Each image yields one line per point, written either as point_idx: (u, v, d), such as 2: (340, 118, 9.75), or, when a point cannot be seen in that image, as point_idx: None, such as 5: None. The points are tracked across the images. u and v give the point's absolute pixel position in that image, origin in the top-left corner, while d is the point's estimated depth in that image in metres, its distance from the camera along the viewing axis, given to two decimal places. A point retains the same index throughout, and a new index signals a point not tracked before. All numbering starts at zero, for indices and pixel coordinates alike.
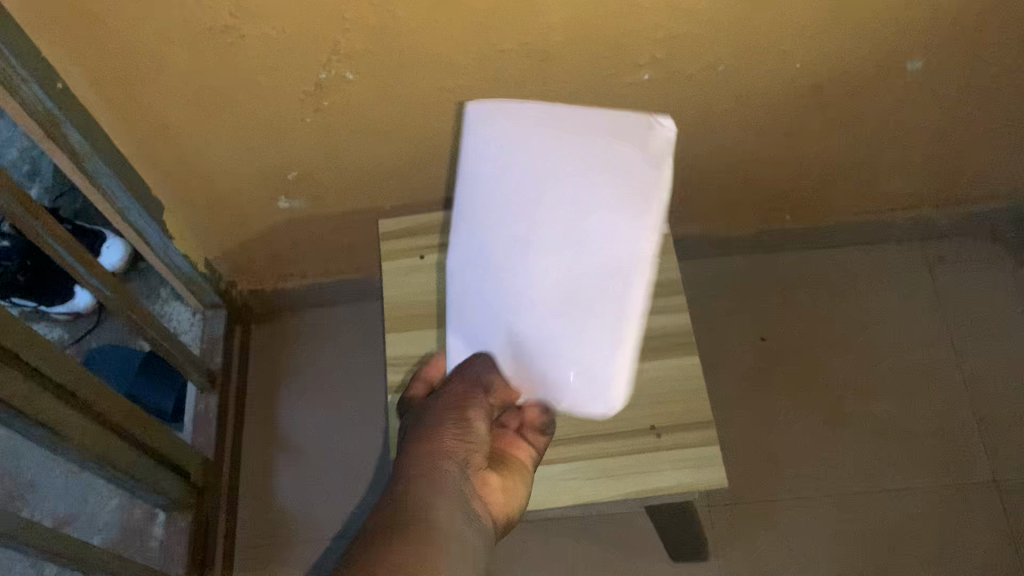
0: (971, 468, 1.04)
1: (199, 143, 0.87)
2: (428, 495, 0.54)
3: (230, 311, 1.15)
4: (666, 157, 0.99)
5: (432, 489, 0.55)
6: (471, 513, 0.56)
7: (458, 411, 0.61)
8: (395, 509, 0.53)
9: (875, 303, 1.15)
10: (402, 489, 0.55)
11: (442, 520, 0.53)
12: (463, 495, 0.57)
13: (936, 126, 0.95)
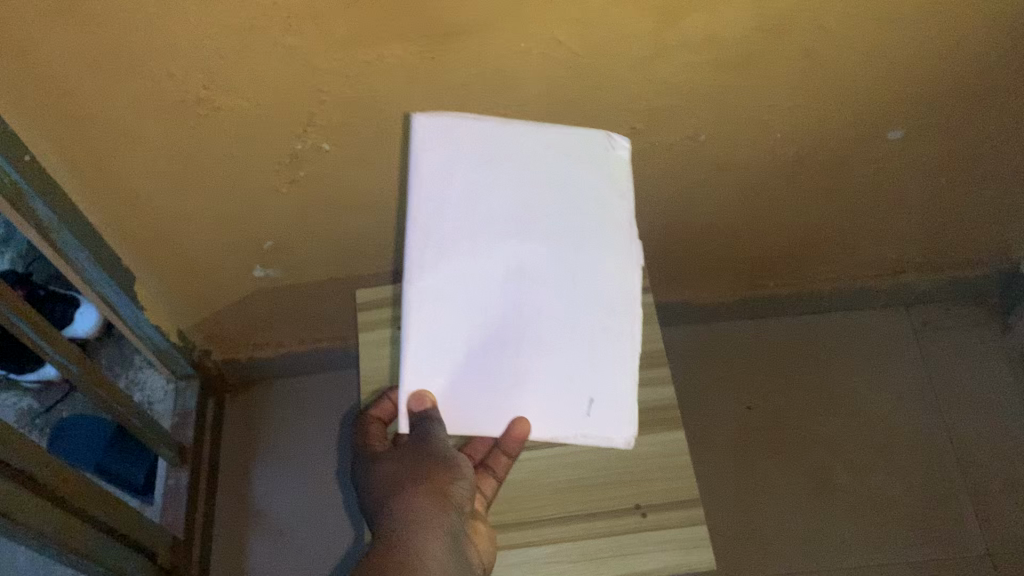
0: (965, 542, 1.01)
1: (170, 215, 0.85)
2: (417, 548, 0.58)
3: (204, 381, 1.12)
4: (647, 226, 0.97)
5: (424, 539, 0.58)
6: (460, 563, 0.59)
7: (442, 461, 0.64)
8: None
9: (862, 371, 1.13)
10: (389, 547, 0.58)
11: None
12: (456, 547, 0.59)
13: (919, 193, 0.95)
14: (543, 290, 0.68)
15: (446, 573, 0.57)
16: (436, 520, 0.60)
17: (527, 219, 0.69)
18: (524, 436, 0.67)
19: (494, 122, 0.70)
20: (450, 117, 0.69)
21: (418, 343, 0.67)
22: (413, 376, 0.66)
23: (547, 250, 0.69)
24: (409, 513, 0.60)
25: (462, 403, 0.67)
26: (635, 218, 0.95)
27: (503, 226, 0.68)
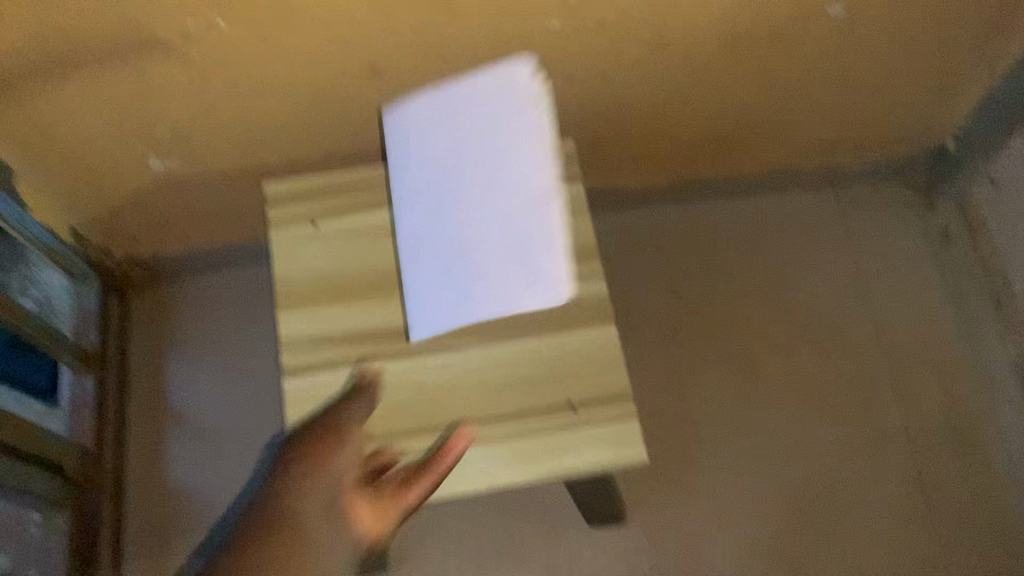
0: (882, 420, 1.04)
1: (48, 101, 0.76)
2: (285, 507, 0.58)
3: (104, 280, 1.05)
4: (577, 109, 0.92)
5: (296, 498, 0.59)
6: (344, 524, 0.58)
7: (325, 438, 0.62)
8: (249, 534, 0.56)
9: (789, 253, 1.12)
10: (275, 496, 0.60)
11: (296, 534, 0.56)
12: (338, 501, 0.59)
13: (854, 68, 0.92)
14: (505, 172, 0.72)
15: (324, 525, 0.57)
16: (319, 472, 0.60)
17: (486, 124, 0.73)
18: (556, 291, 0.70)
19: (465, 73, 0.74)
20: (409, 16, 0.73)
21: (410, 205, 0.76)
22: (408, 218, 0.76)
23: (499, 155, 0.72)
24: (285, 478, 0.60)
25: (463, 279, 0.72)
26: (564, 100, 0.90)
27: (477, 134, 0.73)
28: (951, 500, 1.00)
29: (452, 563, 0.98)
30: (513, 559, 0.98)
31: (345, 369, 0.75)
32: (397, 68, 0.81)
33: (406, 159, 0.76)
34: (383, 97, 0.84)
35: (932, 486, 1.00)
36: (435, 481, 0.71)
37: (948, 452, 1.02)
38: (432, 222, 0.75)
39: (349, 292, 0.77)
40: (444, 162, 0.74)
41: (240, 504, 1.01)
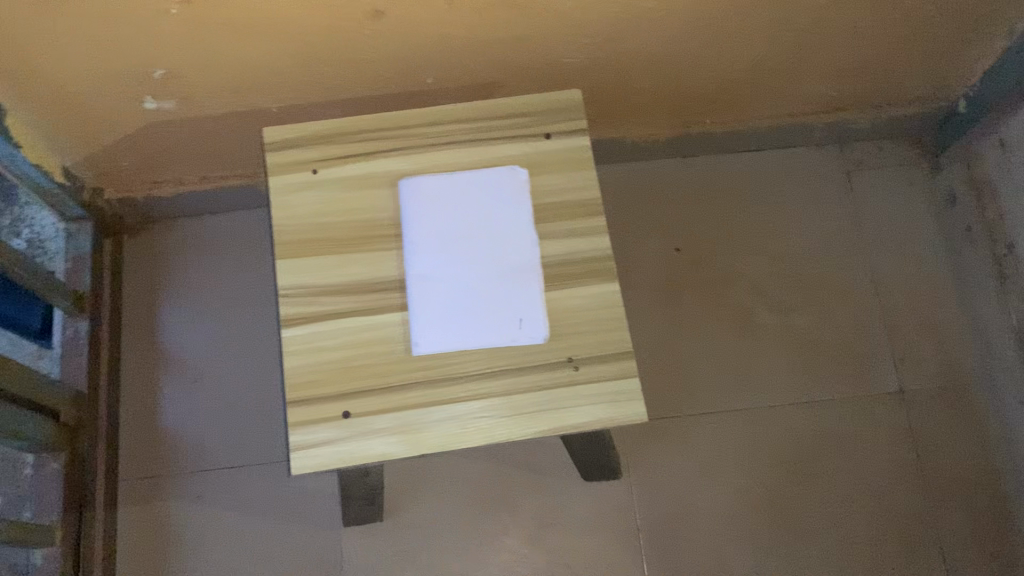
0: (878, 380, 1.04)
1: (39, 36, 0.73)
2: None
3: (97, 222, 1.02)
4: (583, 59, 0.90)
5: None
6: None
7: None
8: None
9: (791, 211, 1.11)
10: None
11: None
12: None
13: (869, 24, 0.90)
14: (502, 273, 0.75)
15: None
16: None
17: (479, 251, 0.76)
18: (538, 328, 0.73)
19: (460, 191, 0.77)
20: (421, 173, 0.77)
21: (420, 231, 0.76)
22: (421, 267, 0.75)
23: (494, 249, 0.76)
24: None
25: (461, 303, 0.74)
26: (570, 49, 0.88)
27: (474, 234, 0.76)
28: (943, 460, 1.01)
29: (446, 513, 0.98)
30: (505, 509, 0.98)
31: (343, 319, 0.73)
32: (401, 13, 0.78)
33: (417, 222, 0.76)
34: (385, 41, 0.82)
35: (924, 446, 1.01)
36: (434, 432, 0.70)
37: (941, 412, 1.02)
38: (438, 249, 0.75)
39: (348, 242, 0.76)
40: (447, 264, 0.75)
41: (246, 475, 0.99)
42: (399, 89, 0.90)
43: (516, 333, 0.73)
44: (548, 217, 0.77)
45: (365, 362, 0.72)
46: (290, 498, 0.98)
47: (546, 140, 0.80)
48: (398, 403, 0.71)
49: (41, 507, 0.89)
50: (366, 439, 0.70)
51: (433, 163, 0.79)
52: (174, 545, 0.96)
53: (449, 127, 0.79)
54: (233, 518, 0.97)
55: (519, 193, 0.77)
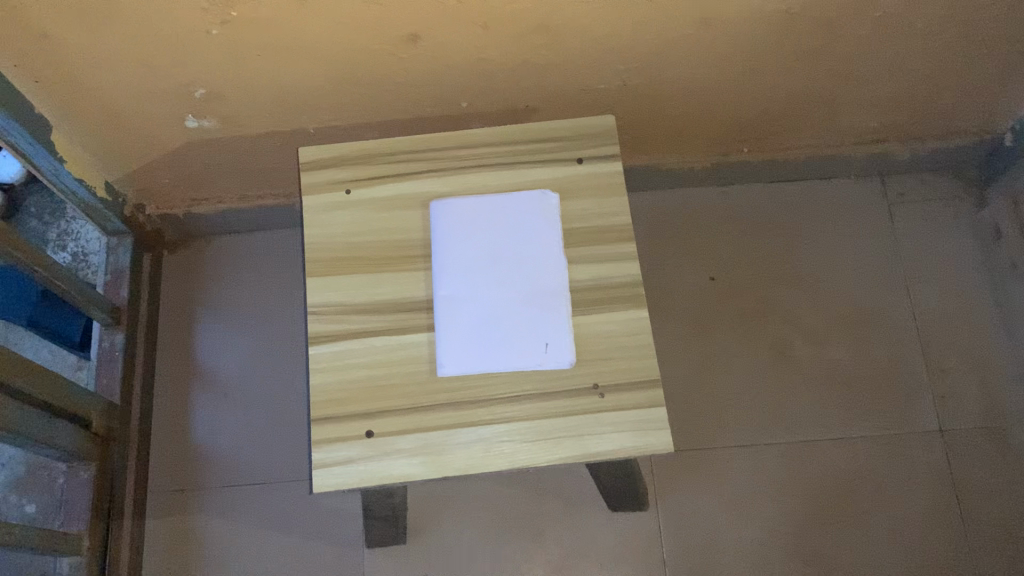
0: (919, 418, 1.01)
1: (86, 55, 0.76)
2: None
3: (138, 237, 1.04)
4: (620, 85, 0.90)
5: None
6: None
7: None
8: None
9: (830, 243, 1.09)
10: None
11: None
12: None
13: (911, 53, 0.89)
14: (529, 297, 0.74)
15: None
16: None
17: (507, 274, 0.75)
18: (563, 354, 0.72)
19: (491, 214, 0.77)
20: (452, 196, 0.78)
21: (449, 253, 0.76)
22: (448, 288, 0.74)
23: (522, 273, 0.75)
24: None
25: (487, 325, 0.73)
26: (606, 76, 0.88)
27: (503, 257, 0.76)
28: (986, 503, 0.97)
29: (472, 538, 0.97)
30: (531, 537, 0.97)
31: (370, 338, 0.74)
32: (437, 38, 0.79)
33: (446, 244, 0.76)
34: (421, 65, 0.83)
35: (966, 488, 0.98)
36: (456, 455, 0.69)
37: (985, 453, 0.99)
38: (466, 271, 0.75)
39: (377, 262, 0.76)
40: (475, 286, 0.75)
41: (272, 492, 0.99)
42: (435, 112, 0.91)
43: (541, 358, 0.72)
44: (578, 242, 0.77)
45: (390, 382, 0.72)
46: (316, 518, 0.98)
47: (579, 165, 0.79)
48: (421, 424, 0.70)
49: (69, 516, 0.90)
50: (388, 460, 0.69)
51: (465, 185, 0.79)
52: (199, 560, 0.96)
53: (482, 151, 0.80)
54: (259, 535, 0.97)
55: (550, 217, 0.77)
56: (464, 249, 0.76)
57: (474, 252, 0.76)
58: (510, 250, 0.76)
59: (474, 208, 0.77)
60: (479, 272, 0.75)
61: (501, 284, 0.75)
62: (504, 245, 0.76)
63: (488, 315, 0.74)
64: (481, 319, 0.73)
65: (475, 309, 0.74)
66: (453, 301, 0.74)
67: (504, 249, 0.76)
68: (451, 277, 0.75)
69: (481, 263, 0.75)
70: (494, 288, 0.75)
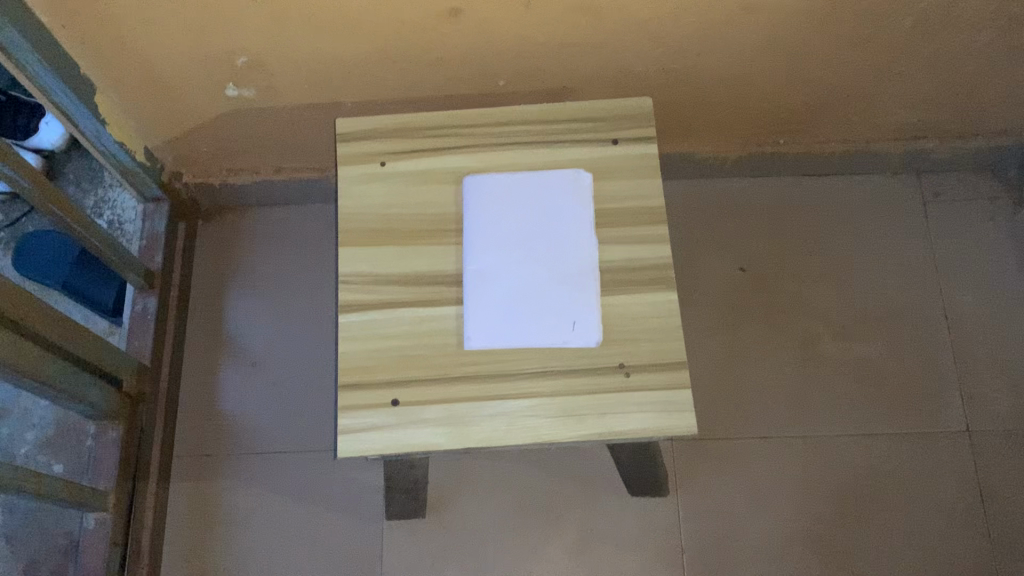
0: (945, 418, 1.00)
1: (132, 19, 0.77)
2: None
3: (173, 205, 1.06)
4: (658, 69, 0.90)
5: None
6: None
7: None
8: None
9: (862, 238, 1.09)
10: None
11: None
12: None
13: (955, 48, 0.88)
14: (559, 274, 0.74)
15: None
16: None
17: (538, 250, 0.75)
18: (590, 332, 0.72)
19: (524, 191, 0.77)
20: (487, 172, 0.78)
21: (481, 227, 0.76)
22: (478, 262, 0.75)
23: (553, 250, 0.75)
24: None
25: (515, 301, 0.73)
26: (645, 59, 0.88)
27: (535, 233, 0.76)
28: (1010, 507, 0.96)
29: (490, 516, 0.97)
30: (550, 518, 0.97)
31: (399, 308, 0.74)
32: (479, 14, 0.79)
33: (479, 219, 0.76)
34: (461, 40, 0.83)
35: (991, 491, 0.97)
36: (480, 428, 0.69)
37: (1012, 457, 0.98)
38: (498, 246, 0.75)
39: (409, 234, 0.77)
40: (506, 261, 0.75)
41: (295, 461, 1.00)
42: (472, 89, 0.92)
43: (568, 336, 0.72)
44: (610, 222, 0.76)
45: (418, 352, 0.72)
46: (337, 489, 0.99)
47: (614, 146, 0.79)
48: (447, 395, 0.70)
49: (97, 473, 0.92)
50: (413, 429, 0.69)
51: (499, 161, 0.79)
52: (221, 524, 0.97)
53: (518, 128, 0.80)
54: (280, 503, 0.98)
55: (583, 197, 0.77)
56: (495, 224, 0.76)
57: (506, 227, 0.76)
58: (541, 227, 0.76)
59: (508, 184, 0.78)
60: (509, 248, 0.75)
61: (532, 261, 0.75)
62: (536, 222, 0.76)
63: (518, 290, 0.74)
64: (511, 295, 0.73)
65: (504, 284, 0.74)
66: (483, 275, 0.74)
67: (535, 225, 0.76)
68: (483, 252, 0.75)
69: (512, 239, 0.75)
70: (524, 264, 0.75)
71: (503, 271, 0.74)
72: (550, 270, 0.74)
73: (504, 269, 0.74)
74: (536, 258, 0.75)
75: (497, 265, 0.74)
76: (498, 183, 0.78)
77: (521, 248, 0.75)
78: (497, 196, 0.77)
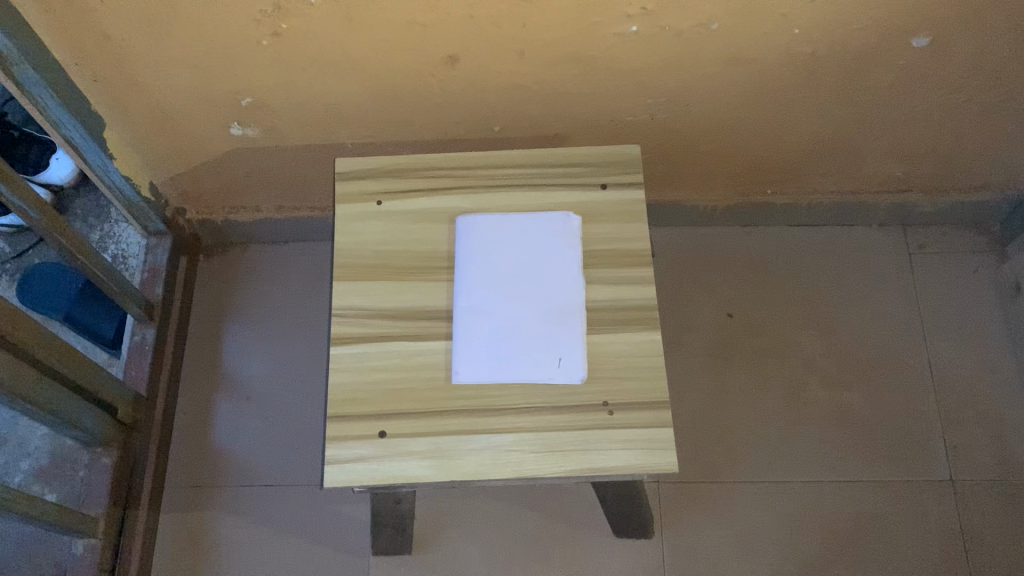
0: (929, 466, 1.01)
1: (142, 58, 0.80)
2: None
3: (176, 239, 1.09)
4: (648, 118, 0.93)
5: None
6: None
7: None
8: None
9: (849, 287, 1.11)
10: None
11: None
12: None
13: (935, 104, 0.91)
14: (545, 312, 0.76)
15: None
16: None
17: (525, 290, 0.77)
18: (575, 368, 0.74)
19: (514, 232, 0.80)
20: (479, 214, 0.81)
21: (471, 265, 0.78)
22: (467, 299, 0.77)
23: (540, 290, 0.77)
24: None
25: (502, 339, 0.75)
26: (635, 108, 0.91)
27: (523, 274, 0.78)
28: (994, 555, 0.96)
29: (476, 554, 0.98)
30: (537, 557, 0.98)
31: (389, 342, 0.76)
32: (475, 62, 0.83)
33: (470, 258, 0.78)
34: (458, 86, 0.86)
35: (975, 540, 0.97)
36: (464, 461, 0.70)
37: (995, 506, 0.98)
38: (486, 286, 0.77)
39: (402, 270, 0.79)
40: (493, 299, 0.77)
41: (284, 494, 1.01)
42: (468, 134, 0.95)
43: (553, 372, 0.74)
44: (597, 262, 0.78)
45: (407, 385, 0.74)
46: (325, 522, 1.00)
47: (602, 191, 0.82)
48: (434, 428, 0.72)
49: (88, 500, 0.93)
50: (399, 460, 0.70)
51: (491, 202, 0.82)
52: (209, 554, 0.98)
53: (510, 171, 0.83)
54: (269, 536, 0.99)
55: (571, 238, 0.79)
56: (485, 263, 0.78)
57: (494, 266, 0.78)
58: (529, 268, 0.78)
59: (498, 224, 0.80)
60: (498, 287, 0.77)
61: (520, 300, 0.77)
62: (524, 263, 0.78)
63: (505, 328, 0.75)
64: (499, 332, 0.75)
65: (491, 321, 0.76)
66: (471, 313, 0.76)
67: (523, 265, 0.78)
68: (471, 291, 0.77)
69: (500, 278, 0.78)
70: (512, 302, 0.77)
71: (490, 309, 0.76)
72: (536, 309, 0.76)
73: (491, 307, 0.76)
74: (523, 297, 0.77)
75: (485, 304, 0.76)
76: (489, 224, 0.80)
77: (509, 288, 0.77)
78: (487, 236, 0.79)
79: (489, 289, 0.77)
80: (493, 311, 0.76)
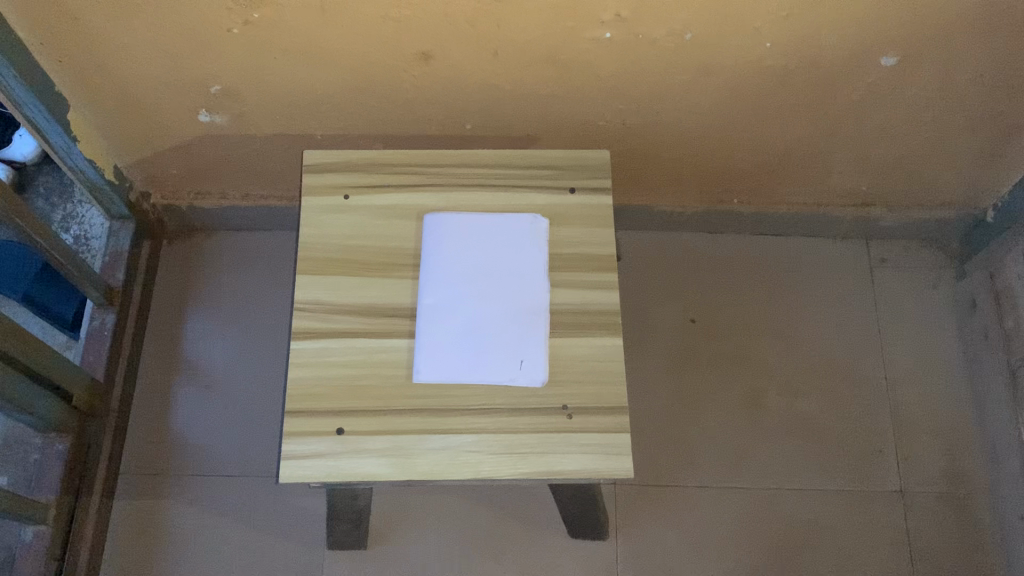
0: (881, 477, 1.03)
1: (111, 42, 0.79)
2: None
3: (140, 223, 1.07)
4: (619, 123, 0.93)
5: None
6: None
7: None
8: None
9: (811, 298, 1.12)
10: None
11: None
12: None
13: (902, 122, 0.92)
14: (510, 313, 0.76)
15: None
16: None
17: (490, 291, 0.77)
18: (536, 371, 0.74)
19: (482, 232, 0.79)
20: (447, 213, 0.80)
21: (437, 264, 0.78)
22: (430, 298, 0.76)
23: (504, 292, 0.77)
24: None
25: (465, 340, 0.75)
26: (607, 112, 0.91)
27: (489, 274, 0.78)
28: (939, 567, 0.98)
29: (432, 550, 0.98)
30: (493, 554, 0.98)
31: (351, 338, 0.75)
32: (449, 60, 0.82)
33: (436, 257, 0.78)
34: (431, 83, 0.86)
35: (921, 552, 0.99)
36: (421, 460, 0.70)
37: (943, 519, 1.01)
38: (451, 285, 0.77)
39: (367, 266, 0.78)
40: (457, 299, 0.77)
41: (241, 484, 1.00)
42: (441, 131, 0.94)
43: (515, 375, 0.74)
44: (564, 266, 0.79)
45: (367, 383, 0.73)
46: (280, 514, 0.99)
47: (571, 194, 0.82)
48: (393, 426, 0.71)
49: (39, 485, 0.92)
50: (357, 457, 0.70)
51: (460, 201, 0.81)
52: (162, 543, 0.97)
53: (479, 171, 0.83)
54: (223, 526, 0.98)
55: (539, 240, 0.79)
56: (451, 263, 0.78)
57: (460, 265, 0.78)
58: (495, 269, 0.78)
59: (466, 223, 0.80)
60: (463, 287, 0.77)
61: (486, 302, 0.77)
62: (491, 264, 0.78)
63: (469, 329, 0.75)
64: (462, 333, 0.75)
65: (455, 320, 0.76)
66: (435, 313, 0.76)
67: (489, 266, 0.78)
68: (436, 291, 0.77)
69: (466, 278, 0.77)
70: (477, 303, 0.77)
71: (455, 309, 0.76)
72: (500, 310, 0.76)
73: (456, 307, 0.76)
74: (488, 298, 0.77)
75: (449, 304, 0.76)
76: (457, 223, 0.80)
77: (475, 288, 0.77)
78: (455, 235, 0.79)
79: (455, 289, 0.77)
80: (458, 311, 0.76)
